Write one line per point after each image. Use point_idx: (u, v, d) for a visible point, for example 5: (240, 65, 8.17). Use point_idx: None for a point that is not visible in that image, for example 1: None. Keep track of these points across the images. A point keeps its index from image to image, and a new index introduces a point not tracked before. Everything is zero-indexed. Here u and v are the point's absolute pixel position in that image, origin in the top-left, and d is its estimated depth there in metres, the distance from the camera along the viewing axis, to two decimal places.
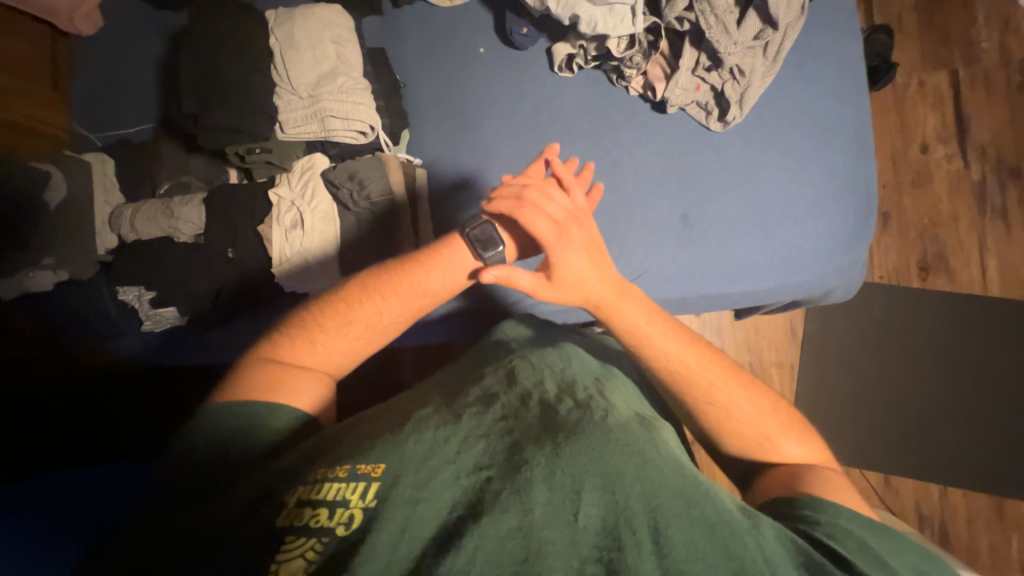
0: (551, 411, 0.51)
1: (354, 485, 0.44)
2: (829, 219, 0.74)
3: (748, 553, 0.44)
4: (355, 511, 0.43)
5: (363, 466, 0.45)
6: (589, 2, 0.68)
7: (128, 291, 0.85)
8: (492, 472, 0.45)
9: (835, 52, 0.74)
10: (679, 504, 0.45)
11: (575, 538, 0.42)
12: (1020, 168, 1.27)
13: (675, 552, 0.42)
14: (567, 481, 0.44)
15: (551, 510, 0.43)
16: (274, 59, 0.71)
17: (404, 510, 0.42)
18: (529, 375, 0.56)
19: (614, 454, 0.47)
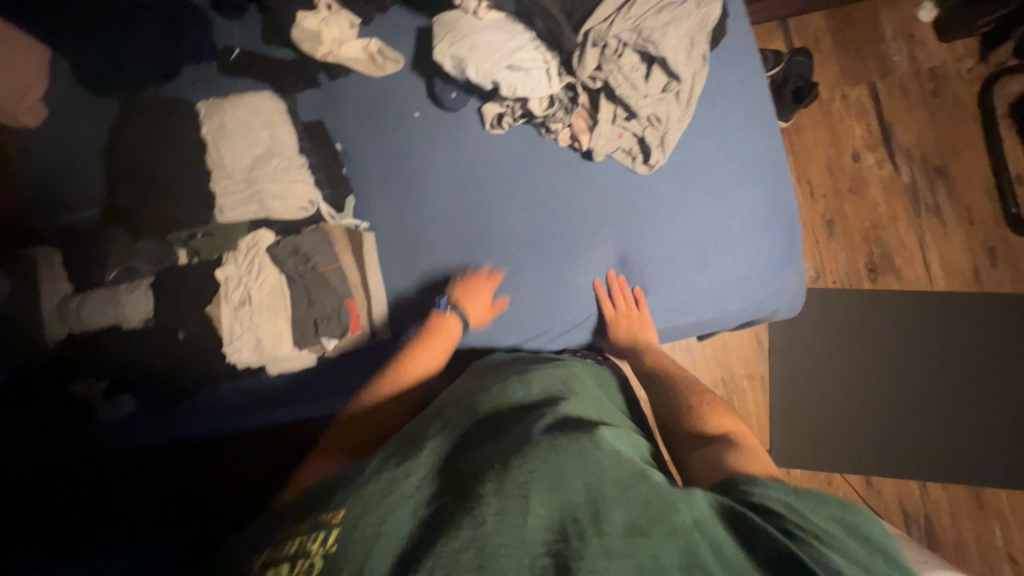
0: (502, 431, 0.55)
1: (316, 535, 0.44)
2: (756, 248, 0.78)
3: (679, 518, 0.44)
4: (316, 557, 0.42)
5: (324, 514, 0.46)
6: (506, 69, 0.72)
7: (79, 384, 0.84)
8: (449, 498, 0.46)
9: (742, 92, 0.80)
10: (617, 487, 0.46)
11: (524, 537, 0.41)
12: (946, 167, 1.34)
13: (613, 531, 0.42)
14: (514, 482, 0.45)
15: (508, 517, 0.42)
16: (206, 149, 0.71)
17: (362, 544, 0.42)
18: (487, 404, 0.61)
19: (557, 453, 0.48)
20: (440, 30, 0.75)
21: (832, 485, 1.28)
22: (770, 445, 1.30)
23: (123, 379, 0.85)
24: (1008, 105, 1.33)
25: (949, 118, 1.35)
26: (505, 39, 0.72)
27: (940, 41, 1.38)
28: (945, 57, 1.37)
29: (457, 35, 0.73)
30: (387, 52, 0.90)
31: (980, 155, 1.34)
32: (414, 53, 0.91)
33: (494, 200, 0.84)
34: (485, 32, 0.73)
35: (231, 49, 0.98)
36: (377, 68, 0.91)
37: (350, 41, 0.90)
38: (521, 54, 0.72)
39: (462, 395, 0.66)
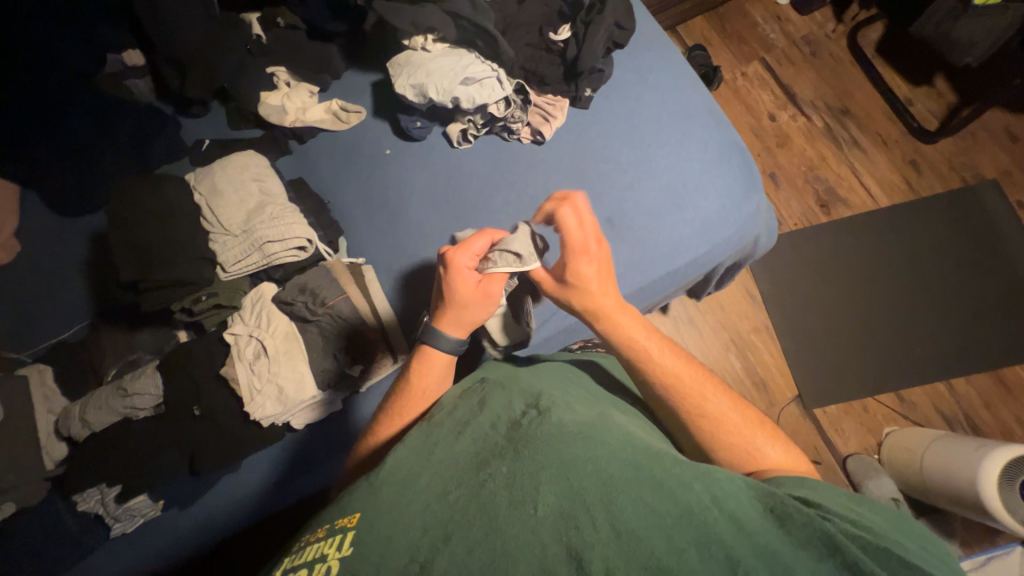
0: (514, 425, 0.51)
1: (332, 539, 0.43)
2: (722, 180, 0.85)
3: (693, 497, 0.41)
4: (333, 562, 0.40)
5: (341, 521, 0.45)
6: (462, 84, 0.81)
7: (90, 498, 0.78)
8: (456, 494, 0.44)
9: (663, 63, 0.92)
10: (630, 472, 0.43)
11: (535, 528, 0.39)
12: (847, 107, 1.54)
13: (625, 516, 0.39)
14: (527, 482, 0.43)
15: (517, 513, 0.41)
16: (203, 212, 0.76)
17: (378, 546, 0.41)
18: (499, 398, 0.57)
19: (570, 444, 0.45)
20: (396, 69, 0.85)
21: (868, 411, 1.30)
22: (798, 388, 1.32)
23: (130, 480, 0.77)
24: (874, 48, 1.57)
25: (832, 69, 1.58)
26: (455, 61, 0.82)
27: (802, 16, 1.64)
28: (810, 26, 1.63)
29: (412, 68, 0.84)
30: (348, 106, 0.99)
31: (870, 91, 1.55)
32: (373, 102, 1.01)
33: (479, 203, 0.90)
34: (435, 59, 0.83)
35: (201, 141, 1.02)
36: (342, 122, 0.99)
37: (313, 106, 0.99)
38: (472, 68, 0.82)
39: (471, 392, 0.62)
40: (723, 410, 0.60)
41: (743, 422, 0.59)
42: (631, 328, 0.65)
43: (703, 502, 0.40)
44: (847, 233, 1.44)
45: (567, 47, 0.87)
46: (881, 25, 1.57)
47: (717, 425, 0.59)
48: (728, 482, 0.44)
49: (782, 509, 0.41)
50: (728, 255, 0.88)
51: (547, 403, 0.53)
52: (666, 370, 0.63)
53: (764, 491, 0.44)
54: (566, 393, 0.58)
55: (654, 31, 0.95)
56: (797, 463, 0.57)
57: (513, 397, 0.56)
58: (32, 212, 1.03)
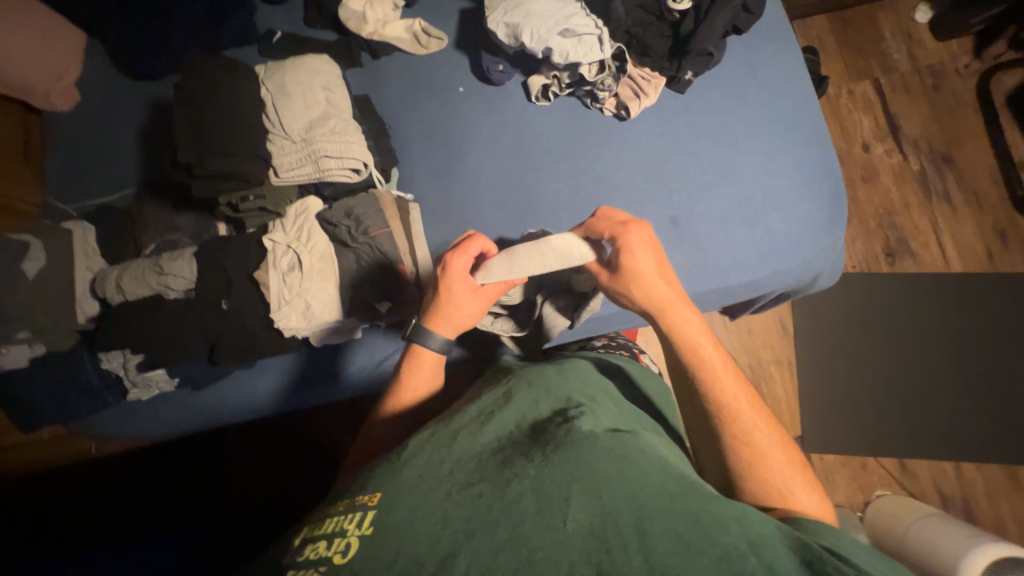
0: (540, 428, 0.52)
1: (353, 516, 0.44)
2: (805, 205, 0.79)
3: (728, 540, 0.41)
4: (353, 539, 0.42)
5: (363, 497, 0.46)
6: (559, 35, 0.75)
7: (113, 359, 0.82)
8: (481, 487, 0.44)
9: (780, 61, 0.83)
10: (662, 499, 0.43)
11: (563, 542, 0.40)
12: (952, 155, 1.40)
13: (658, 548, 0.39)
14: (556, 490, 0.43)
15: (544, 520, 0.41)
16: (266, 109, 0.73)
17: (399, 532, 0.41)
18: (523, 396, 0.58)
19: (602, 460, 0.46)
20: (493, 3, 0.79)
21: (866, 470, 1.27)
22: (803, 430, 1.30)
23: (152, 354, 0.80)
24: (1004, 97, 1.41)
25: (950, 110, 1.42)
26: (559, 8, 0.76)
27: (936, 40, 1.46)
28: (942, 55, 1.45)
29: (510, 6, 0.77)
30: (430, 29, 0.92)
31: (983, 144, 1.40)
32: (457, 32, 0.94)
33: (542, 167, 0.85)
34: (538, 2, 0.76)
35: (273, 32, 0.98)
36: (421, 47, 0.93)
37: (394, 21, 0.92)
38: (575, 20, 0.75)
39: (496, 386, 0.64)
40: (767, 440, 0.59)
41: (782, 460, 0.59)
42: (694, 325, 0.65)
43: (734, 548, 0.40)
44: (907, 289, 1.35)
45: (683, 19, 0.79)
46: (1022, 73, 1.40)
47: (763, 452, 0.58)
48: (758, 530, 0.44)
49: (819, 566, 0.41)
50: (786, 284, 0.83)
51: (573, 414, 0.54)
52: (723, 385, 0.62)
53: (798, 544, 0.44)
54: (591, 402, 0.58)
55: (780, 23, 0.85)
56: (824, 513, 0.57)
57: (538, 398, 0.58)
58: (96, 66, 1.01)
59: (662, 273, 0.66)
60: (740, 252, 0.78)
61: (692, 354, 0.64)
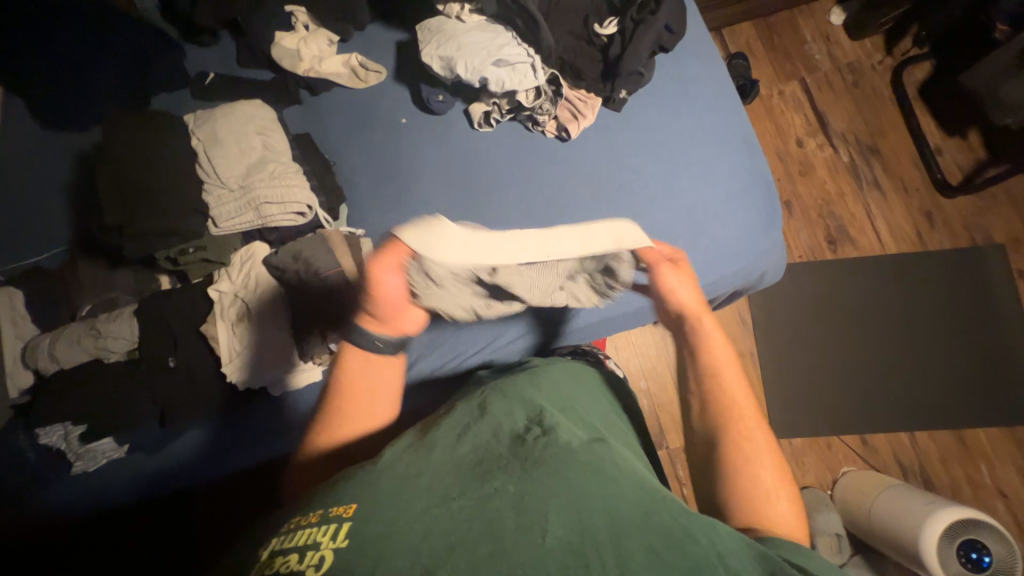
0: (517, 439, 0.52)
1: (327, 527, 0.42)
2: (743, 210, 0.83)
3: (701, 550, 0.43)
4: (327, 552, 0.39)
5: (336, 509, 0.44)
6: (493, 65, 0.77)
7: (52, 433, 0.76)
8: (460, 501, 0.44)
9: (706, 76, 0.88)
10: (639, 516, 0.44)
11: (542, 557, 0.39)
12: (876, 145, 1.51)
13: (636, 564, 0.40)
14: (536, 506, 0.43)
15: (526, 536, 0.41)
16: (198, 158, 0.71)
17: (374, 546, 0.39)
18: (501, 405, 0.58)
19: (580, 476, 0.47)
20: (425, 36, 0.80)
21: (831, 449, 1.33)
22: (770, 418, 1.35)
23: (96, 422, 0.75)
24: (917, 89, 1.52)
25: (870, 103, 1.53)
26: (490, 38, 0.77)
27: (851, 40, 1.57)
28: (858, 53, 1.56)
29: (442, 39, 0.79)
30: (368, 63, 0.92)
31: (902, 133, 1.51)
32: (395, 64, 0.94)
33: (490, 192, 0.86)
34: (469, 33, 0.78)
35: (206, 73, 0.96)
36: (359, 81, 0.93)
37: (330, 58, 0.92)
38: (507, 49, 0.77)
39: (469, 397, 0.62)
40: (761, 455, 0.63)
41: (771, 476, 0.62)
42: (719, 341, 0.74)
43: (708, 559, 0.42)
44: (850, 273, 1.43)
45: (610, 44, 0.82)
46: (929, 65, 1.52)
47: (751, 474, 0.62)
48: (727, 537, 0.46)
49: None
50: (735, 285, 0.87)
51: (550, 422, 0.54)
52: (729, 400, 0.68)
53: (761, 555, 0.45)
54: (565, 413, 0.58)
55: (702, 39, 0.90)
56: (800, 530, 0.60)
57: (514, 408, 0.57)
58: (13, 122, 0.96)
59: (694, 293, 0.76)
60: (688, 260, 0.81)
61: (707, 365, 0.72)
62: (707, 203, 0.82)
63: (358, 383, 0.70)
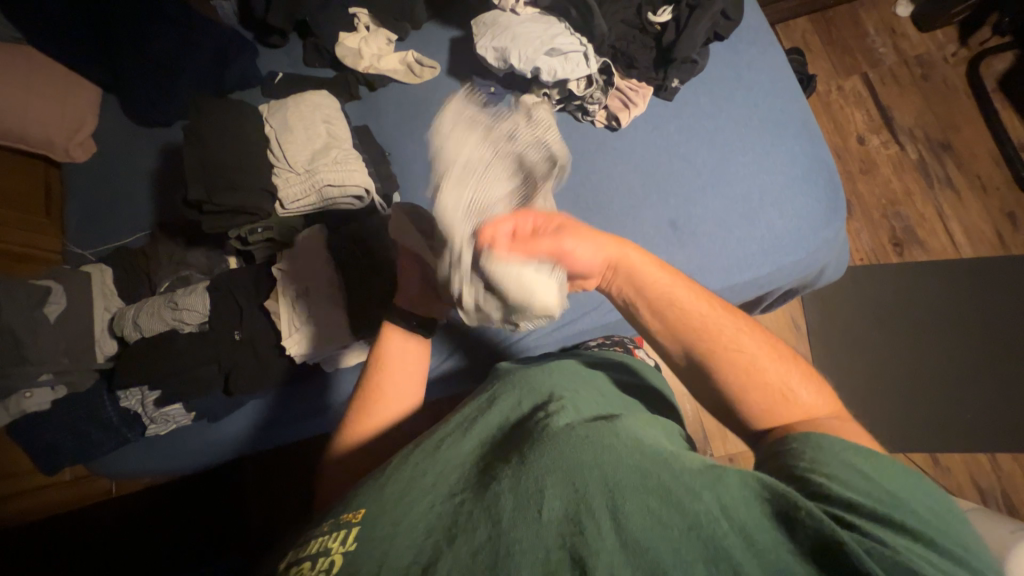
0: (522, 428, 0.52)
1: (337, 535, 0.45)
2: (805, 198, 0.79)
3: (701, 506, 0.38)
4: (336, 556, 0.43)
5: (347, 515, 0.47)
6: (546, 54, 0.78)
7: (132, 396, 0.84)
8: (463, 496, 0.45)
9: (763, 62, 0.86)
10: (635, 477, 0.41)
11: (537, 532, 0.40)
12: (949, 141, 1.40)
13: (629, 526, 0.39)
14: (530, 484, 0.43)
15: (520, 512, 0.41)
16: (271, 144, 0.77)
17: (382, 543, 0.42)
18: (508, 396, 0.58)
19: (575, 448, 0.45)
20: (480, 30, 0.83)
21: None
22: None
23: (169, 388, 0.81)
24: (997, 81, 1.42)
25: (942, 97, 1.43)
26: (544, 29, 0.79)
27: (920, 32, 1.48)
28: (928, 45, 1.47)
29: (497, 30, 0.81)
30: (423, 60, 0.97)
31: (980, 128, 1.40)
32: (449, 60, 0.98)
33: None
34: (523, 25, 0.80)
35: (275, 73, 1.03)
36: (415, 76, 0.97)
37: (388, 55, 0.97)
38: (560, 39, 0.79)
39: (486, 388, 0.64)
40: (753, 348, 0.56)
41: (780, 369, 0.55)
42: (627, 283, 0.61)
43: (713, 517, 0.37)
44: (920, 277, 1.33)
45: (664, 31, 0.82)
46: (1011, 56, 1.41)
47: (776, 382, 0.54)
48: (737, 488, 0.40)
49: (791, 517, 0.37)
50: (795, 276, 0.83)
51: (552, 405, 0.53)
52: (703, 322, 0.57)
53: (771, 492, 0.40)
54: (576, 392, 0.56)
55: (759, 27, 0.88)
56: (830, 403, 0.54)
57: (521, 397, 0.57)
58: (110, 119, 1.07)
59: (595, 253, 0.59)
60: (744, 249, 0.79)
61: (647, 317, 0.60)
62: (763, 192, 0.80)
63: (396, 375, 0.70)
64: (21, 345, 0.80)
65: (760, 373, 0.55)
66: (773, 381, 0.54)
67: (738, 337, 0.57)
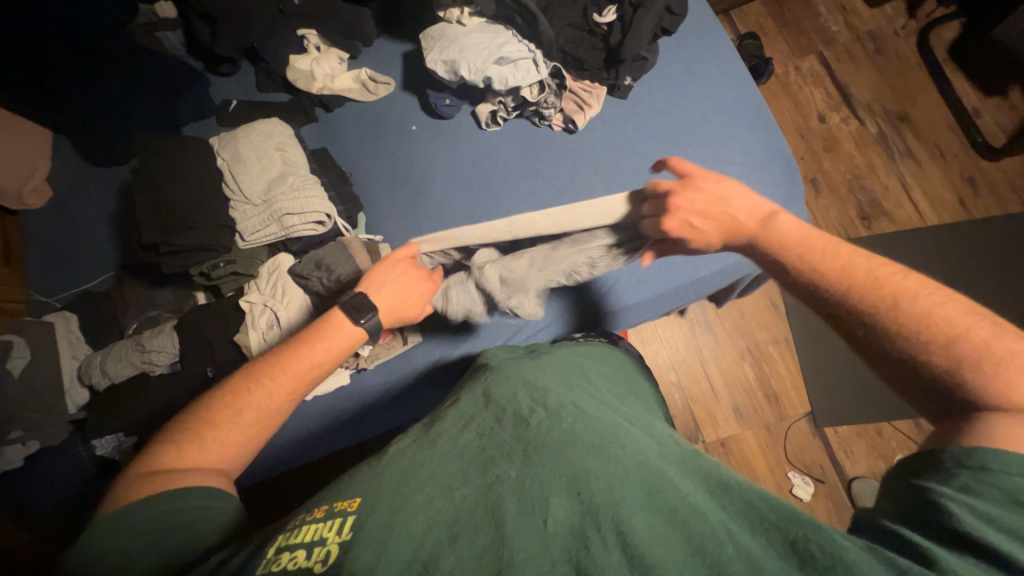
0: (521, 422, 0.48)
1: (331, 523, 0.41)
2: (764, 185, 0.80)
3: (707, 526, 0.36)
4: (332, 548, 0.38)
5: (342, 504, 0.43)
6: (495, 63, 0.78)
7: (106, 444, 0.82)
8: (465, 491, 0.42)
9: (712, 55, 0.87)
10: (640, 491, 0.39)
11: (541, 542, 0.37)
12: (906, 113, 1.43)
13: (636, 537, 0.36)
14: (535, 490, 0.40)
15: (524, 521, 0.38)
16: (224, 177, 0.76)
17: (380, 531, 0.39)
18: (504, 391, 0.53)
19: (582, 454, 0.42)
20: (428, 43, 0.83)
21: (882, 436, 1.25)
22: (812, 406, 1.28)
23: (145, 432, 0.80)
24: (946, 50, 1.45)
25: (896, 70, 1.46)
26: (491, 38, 0.79)
27: (870, 8, 1.51)
28: (879, 20, 1.50)
29: (445, 43, 0.80)
30: (377, 76, 0.96)
31: (934, 98, 1.43)
32: (403, 75, 0.98)
33: (502, 189, 0.86)
34: (470, 35, 0.80)
35: (229, 101, 1.02)
36: (370, 93, 0.96)
37: (341, 74, 0.96)
38: (507, 47, 0.78)
39: (475, 384, 0.59)
40: (840, 260, 0.53)
41: (892, 275, 0.50)
42: (706, 202, 0.61)
43: (724, 534, 0.35)
44: (890, 248, 1.35)
45: (610, 31, 0.83)
46: (958, 25, 1.45)
47: (973, 340, 0.44)
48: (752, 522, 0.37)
49: (805, 548, 0.34)
50: None
51: (553, 403, 0.50)
52: (787, 237, 0.57)
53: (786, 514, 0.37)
54: (573, 392, 0.53)
55: (706, 19, 0.89)
56: None
57: (517, 390, 0.53)
58: (63, 161, 1.05)
59: (725, 187, 0.62)
60: None
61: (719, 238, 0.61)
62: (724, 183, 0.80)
63: (303, 351, 0.62)
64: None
65: (947, 328, 0.45)
66: (970, 335, 0.44)
67: (917, 293, 0.48)
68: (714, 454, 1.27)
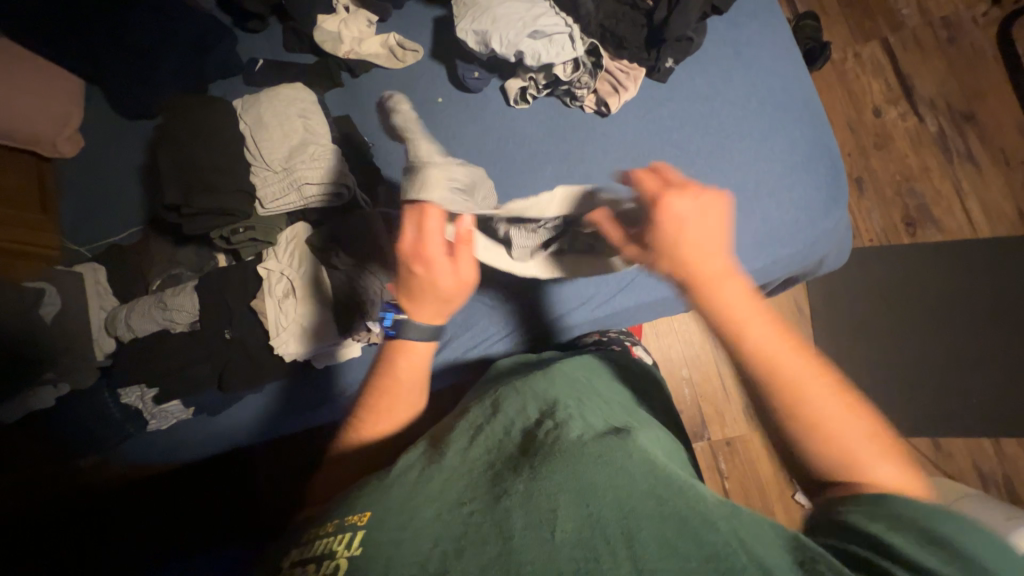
0: (528, 437, 0.48)
1: (342, 536, 0.41)
2: (805, 187, 0.75)
3: (717, 536, 0.37)
4: (342, 560, 0.39)
5: (352, 517, 0.42)
6: (529, 38, 0.74)
7: (129, 393, 0.85)
8: (473, 506, 0.41)
9: (763, 40, 0.81)
10: (650, 503, 0.39)
11: (552, 551, 0.37)
12: (973, 112, 1.31)
13: (648, 553, 0.36)
14: (544, 502, 0.39)
15: (533, 530, 0.38)
16: (246, 140, 0.75)
17: (388, 548, 0.38)
18: (513, 401, 0.54)
19: (589, 467, 0.42)
20: (460, 10, 0.78)
21: None
22: None
23: (166, 386, 0.83)
24: None
25: (968, 63, 1.33)
26: (526, 9, 0.75)
27: None
28: (956, 5, 1.36)
29: (478, 11, 0.76)
30: (405, 43, 0.92)
31: (1007, 97, 1.31)
32: (433, 43, 0.94)
33: (525, 171, 0.83)
34: (504, 5, 0.75)
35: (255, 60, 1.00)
36: (397, 61, 0.93)
37: (368, 38, 0.93)
38: (543, 20, 0.74)
39: (484, 395, 0.60)
40: (767, 341, 0.50)
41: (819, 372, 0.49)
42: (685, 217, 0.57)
43: (734, 546, 0.36)
44: (934, 260, 1.27)
45: (655, 8, 0.76)
46: None
47: (847, 444, 0.44)
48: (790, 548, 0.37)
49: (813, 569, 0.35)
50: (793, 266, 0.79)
51: (560, 414, 0.49)
52: (724, 304, 0.53)
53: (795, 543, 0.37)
54: (581, 402, 0.53)
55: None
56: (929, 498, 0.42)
57: (526, 402, 0.53)
58: (94, 112, 1.05)
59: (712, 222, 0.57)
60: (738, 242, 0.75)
61: (675, 268, 0.56)
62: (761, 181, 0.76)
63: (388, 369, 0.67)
64: (20, 347, 0.81)
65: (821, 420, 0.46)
66: (834, 436, 0.45)
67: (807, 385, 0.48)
68: (719, 454, 1.25)
